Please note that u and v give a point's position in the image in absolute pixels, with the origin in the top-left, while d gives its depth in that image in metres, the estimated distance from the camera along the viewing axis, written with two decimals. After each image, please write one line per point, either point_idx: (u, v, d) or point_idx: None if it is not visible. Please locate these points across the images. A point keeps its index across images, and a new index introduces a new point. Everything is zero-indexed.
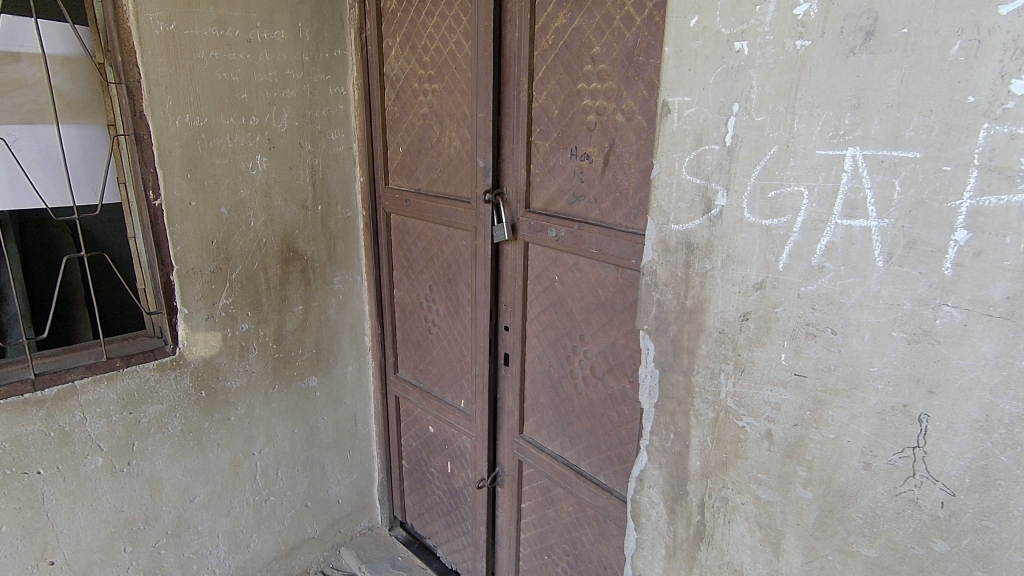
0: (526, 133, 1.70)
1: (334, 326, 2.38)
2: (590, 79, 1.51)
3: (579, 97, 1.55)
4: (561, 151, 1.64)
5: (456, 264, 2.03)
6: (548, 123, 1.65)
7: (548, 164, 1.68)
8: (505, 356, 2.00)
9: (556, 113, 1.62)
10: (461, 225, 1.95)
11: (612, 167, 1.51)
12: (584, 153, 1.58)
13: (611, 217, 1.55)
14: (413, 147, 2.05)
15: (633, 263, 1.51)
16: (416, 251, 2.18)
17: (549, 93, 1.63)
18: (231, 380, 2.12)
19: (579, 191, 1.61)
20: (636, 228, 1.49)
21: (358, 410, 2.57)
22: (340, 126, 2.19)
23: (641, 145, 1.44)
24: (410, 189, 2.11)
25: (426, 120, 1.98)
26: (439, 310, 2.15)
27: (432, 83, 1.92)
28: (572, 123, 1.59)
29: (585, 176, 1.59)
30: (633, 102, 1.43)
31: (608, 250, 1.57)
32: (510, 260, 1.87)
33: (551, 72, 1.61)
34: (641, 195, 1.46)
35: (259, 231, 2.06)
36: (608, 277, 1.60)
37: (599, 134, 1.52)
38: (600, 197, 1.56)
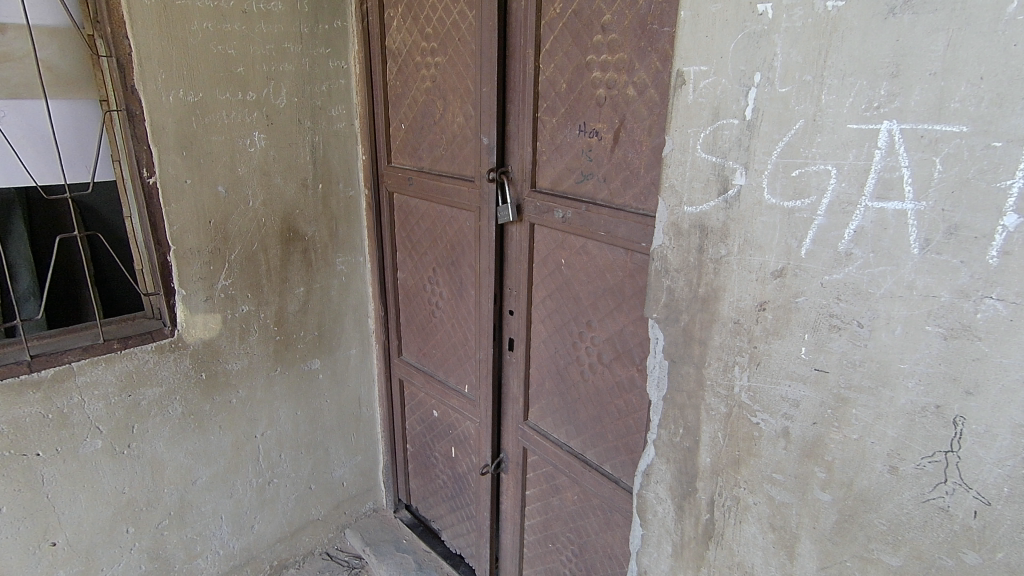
0: (532, 109, 1.62)
1: (336, 308, 2.34)
2: (600, 50, 1.42)
3: (589, 69, 1.46)
4: (569, 128, 1.55)
5: (460, 245, 1.96)
6: (555, 98, 1.56)
7: (556, 142, 1.60)
8: (509, 341, 1.94)
9: (564, 87, 1.53)
10: (465, 205, 1.87)
11: (623, 145, 1.43)
12: (593, 129, 1.49)
13: (621, 198, 1.47)
14: (415, 124, 1.98)
15: (645, 247, 1.43)
16: (419, 232, 2.11)
17: (557, 66, 1.54)
18: (232, 362, 2.09)
19: (588, 170, 1.53)
20: (649, 209, 1.41)
21: (362, 393, 2.54)
22: (341, 102, 2.11)
23: (653, 121, 1.35)
24: (413, 167, 2.04)
25: (429, 95, 1.89)
26: (443, 293, 2.09)
27: (435, 55, 1.83)
28: (580, 98, 1.50)
29: (595, 154, 1.50)
30: (646, 75, 1.34)
31: (618, 233, 1.49)
32: (515, 243, 1.80)
33: (559, 42, 1.52)
34: (653, 175, 1.38)
35: (258, 211, 2.01)
36: (617, 259, 1.52)
37: (609, 109, 1.43)
38: (610, 176, 1.48)
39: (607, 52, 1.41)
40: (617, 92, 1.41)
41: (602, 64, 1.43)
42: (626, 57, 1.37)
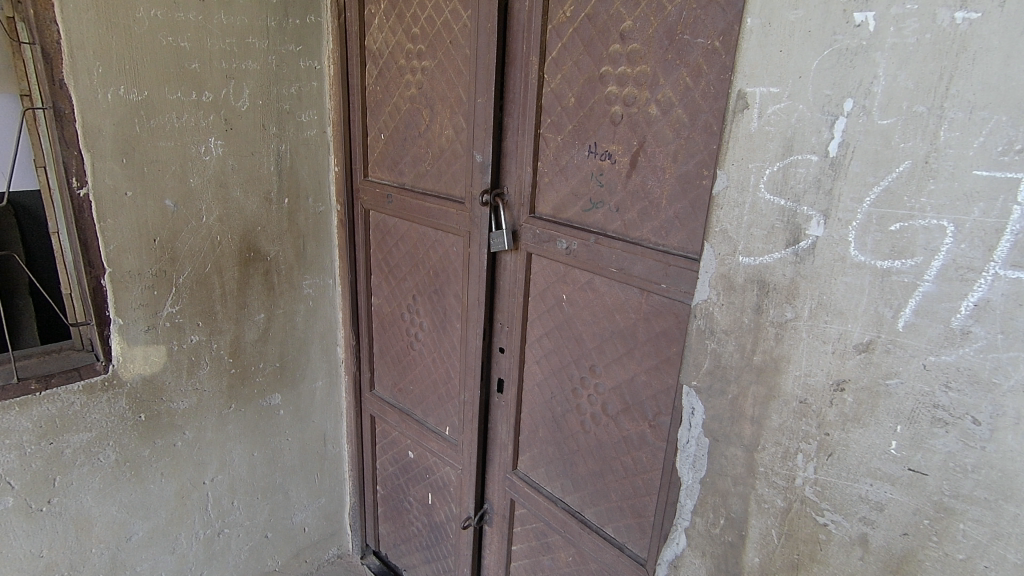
0: (535, 125, 1.42)
1: (301, 337, 2.09)
2: (619, 60, 1.23)
3: (604, 83, 1.27)
4: (576, 149, 1.36)
5: (444, 273, 1.75)
6: (562, 114, 1.37)
7: (561, 163, 1.40)
8: (498, 381, 1.74)
9: (572, 101, 1.34)
10: (452, 229, 1.66)
11: (642, 171, 1.24)
12: (605, 151, 1.30)
13: (637, 231, 1.28)
14: (397, 135, 1.76)
15: (665, 288, 1.24)
16: (398, 256, 1.89)
17: (565, 77, 1.34)
18: (177, 400, 1.82)
19: (598, 197, 1.34)
20: (671, 246, 1.23)
21: (328, 429, 2.28)
22: (312, 106, 1.87)
23: (679, 145, 1.17)
24: (393, 183, 1.81)
25: (414, 103, 1.68)
26: (424, 324, 1.87)
27: (422, 58, 1.62)
28: (592, 115, 1.31)
29: (607, 179, 1.32)
30: (673, 92, 1.16)
31: (632, 271, 1.30)
32: (509, 273, 1.60)
33: (568, 50, 1.32)
34: (678, 207, 1.19)
35: (212, 228, 1.75)
36: (629, 300, 1.34)
37: (627, 129, 1.25)
38: (625, 205, 1.29)
39: (626, 63, 1.22)
40: (637, 110, 1.22)
41: (620, 78, 1.24)
42: (650, 70, 1.19)
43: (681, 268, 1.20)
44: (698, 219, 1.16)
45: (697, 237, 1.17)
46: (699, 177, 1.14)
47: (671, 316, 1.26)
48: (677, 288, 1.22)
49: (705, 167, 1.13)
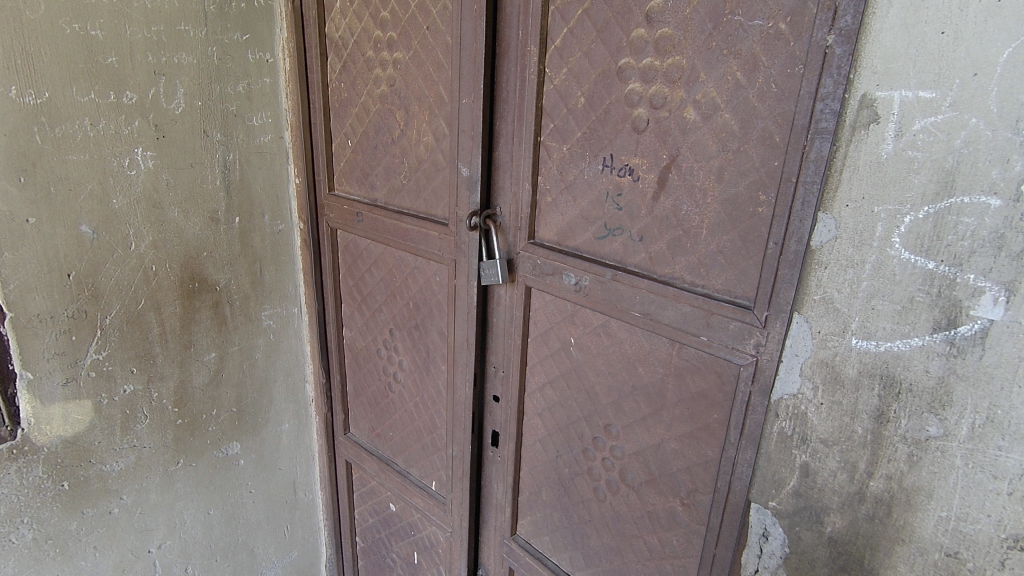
0: (533, 132, 1.15)
1: (262, 375, 1.80)
2: (643, 50, 0.96)
3: (622, 79, 1.00)
4: (586, 162, 1.09)
5: (426, 305, 1.47)
6: (568, 117, 1.09)
7: (566, 179, 1.13)
8: (493, 433, 1.47)
9: (581, 103, 1.06)
10: (433, 256, 1.38)
11: (673, 193, 0.97)
12: (624, 165, 1.03)
13: (667, 267, 1.01)
14: (366, 141, 1.47)
15: (704, 341, 0.98)
16: (372, 284, 1.60)
17: (572, 71, 1.06)
18: (110, 462, 1.53)
19: (615, 222, 1.07)
20: (711, 288, 0.96)
21: (299, 475, 2.00)
22: (264, 107, 1.57)
23: (725, 161, 0.90)
24: (364, 199, 1.53)
25: (386, 104, 1.39)
26: (404, 363, 1.60)
27: (393, 49, 1.33)
28: (607, 119, 1.03)
29: (626, 201, 1.04)
30: (718, 92, 0.89)
31: (660, 317, 1.03)
32: (503, 309, 1.33)
33: (575, 38, 1.05)
34: (723, 239, 0.93)
35: (144, 257, 1.45)
36: (656, 351, 1.07)
37: (654, 138, 0.98)
38: (651, 234, 1.02)
39: (652, 54, 0.95)
40: (667, 114, 0.95)
41: (644, 73, 0.97)
42: (685, 62, 0.91)
43: (726, 318, 0.94)
44: (751, 256, 0.90)
45: (749, 278, 0.91)
46: (753, 202, 0.88)
47: (712, 374, 0.99)
48: (721, 343, 0.96)
49: (762, 190, 0.87)
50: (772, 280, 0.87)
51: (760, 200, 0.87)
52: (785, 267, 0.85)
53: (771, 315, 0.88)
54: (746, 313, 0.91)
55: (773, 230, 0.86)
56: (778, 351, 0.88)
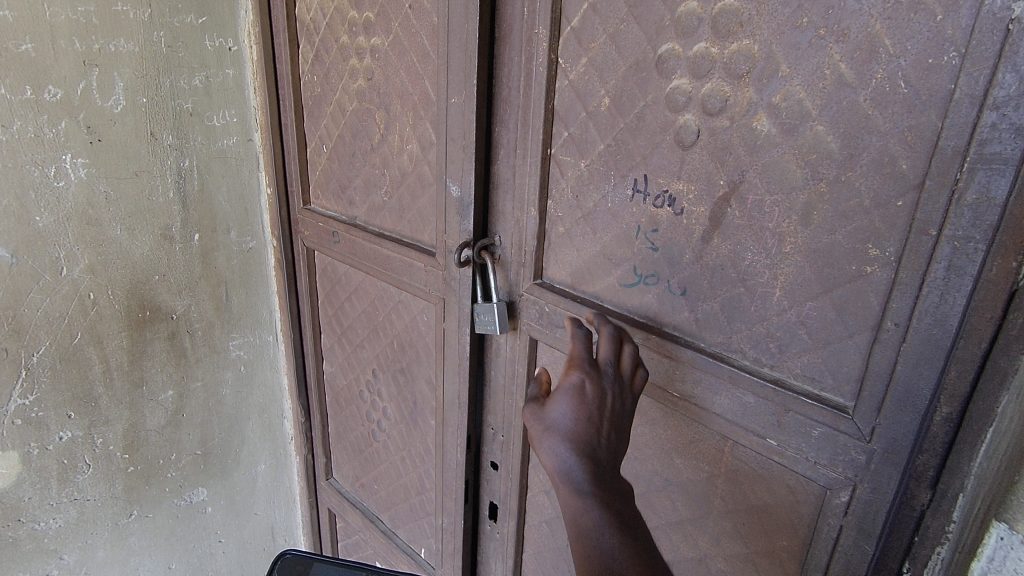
0: (541, 142, 0.87)
1: (232, 413, 1.56)
2: (695, 30, 0.67)
3: (664, 72, 0.71)
4: (611, 185, 0.80)
5: (412, 348, 1.21)
6: (586, 124, 0.81)
7: (584, 205, 0.84)
8: (490, 504, 1.20)
9: (605, 104, 0.78)
10: (418, 292, 1.11)
11: (732, 234, 0.69)
12: (661, 191, 0.74)
13: (720, 335, 0.73)
14: (344, 148, 1.22)
15: (771, 446, 0.70)
16: (352, 315, 1.35)
17: (594, 61, 0.78)
18: (45, 519, 1.32)
19: (648, 266, 0.78)
20: (785, 373, 0.68)
21: (278, 520, 1.76)
22: (228, 105, 1.32)
23: (814, 194, 0.61)
24: (342, 216, 1.27)
25: (364, 102, 1.13)
26: (389, 411, 1.34)
27: (371, 34, 1.07)
28: (641, 127, 0.75)
29: (662, 240, 0.76)
30: (807, 91, 0.60)
31: (708, 404, 0.75)
32: (502, 361, 1.05)
33: (599, 14, 0.76)
34: (806, 306, 0.64)
35: (79, 284, 1.22)
36: (700, 442, 0.79)
37: (707, 156, 0.69)
38: (698, 288, 0.73)
39: (706, 36, 0.66)
40: (727, 123, 0.66)
41: (694, 63, 0.68)
42: (756, 47, 0.63)
43: (809, 419, 0.66)
44: (851, 334, 0.61)
45: (850, 364, 0.62)
46: (858, 258, 0.60)
47: (782, 487, 0.71)
48: (798, 454, 0.68)
49: (875, 240, 0.58)
50: (886, 376, 0.59)
51: (870, 255, 0.59)
52: (907, 363, 0.57)
53: (879, 425, 0.60)
54: (838, 416, 0.63)
55: (892, 304, 0.57)
56: (893, 478, 0.60)
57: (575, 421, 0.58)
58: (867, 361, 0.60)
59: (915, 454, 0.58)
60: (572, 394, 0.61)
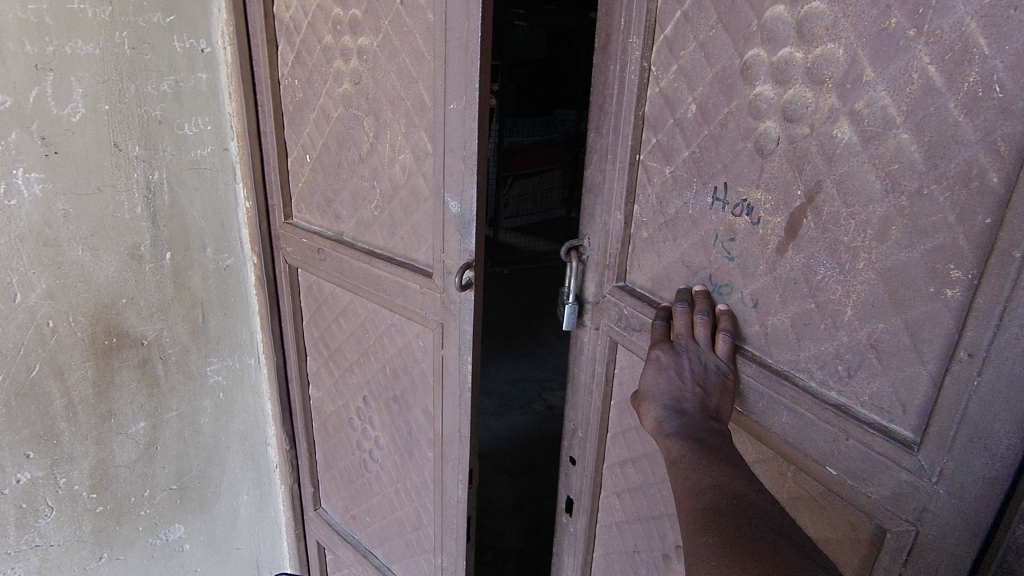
0: (629, 148, 0.78)
1: (212, 444, 1.44)
2: (782, 35, 0.59)
3: (745, 81, 0.63)
4: (691, 192, 0.72)
5: (406, 375, 1.11)
6: (674, 133, 0.73)
7: (664, 211, 0.76)
8: (566, 497, 1.07)
9: (692, 112, 0.70)
10: (413, 315, 1.02)
11: (806, 247, 0.61)
12: (740, 202, 0.66)
13: (789, 355, 0.65)
14: (328, 157, 1.12)
15: (830, 476, 0.62)
16: (339, 338, 1.25)
17: (682, 69, 0.70)
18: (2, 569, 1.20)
19: (723, 276, 0.70)
20: (851, 398, 0.60)
21: (264, 554, 1.65)
22: (201, 112, 1.22)
23: (893, 208, 0.53)
24: (327, 232, 1.17)
25: (350, 108, 1.04)
26: (382, 441, 1.24)
27: (358, 33, 0.98)
28: (722, 137, 0.67)
29: (739, 250, 0.67)
30: (895, 97, 0.52)
31: (766, 425, 0.68)
32: (586, 358, 0.94)
33: (686, 19, 0.69)
34: (878, 329, 0.56)
35: (34, 311, 1.10)
36: (762, 463, 0.71)
37: (788, 168, 0.61)
38: (773, 303, 0.65)
39: (790, 42, 0.59)
40: (807, 130, 0.59)
41: (779, 69, 0.60)
42: (839, 50, 0.55)
43: (871, 451, 0.58)
44: (921, 362, 0.54)
45: (922, 396, 0.54)
46: (934, 279, 0.52)
47: (841, 521, 0.64)
48: (858, 486, 0.60)
49: (959, 261, 0.50)
50: (961, 413, 0.51)
51: (949, 277, 0.50)
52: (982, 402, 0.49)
53: (946, 466, 0.52)
54: (902, 448, 0.55)
55: (967, 332, 0.49)
56: (957, 527, 0.52)
57: (665, 395, 0.67)
58: (938, 392, 0.53)
59: (1000, 511, 0.50)
60: (654, 370, 0.69)
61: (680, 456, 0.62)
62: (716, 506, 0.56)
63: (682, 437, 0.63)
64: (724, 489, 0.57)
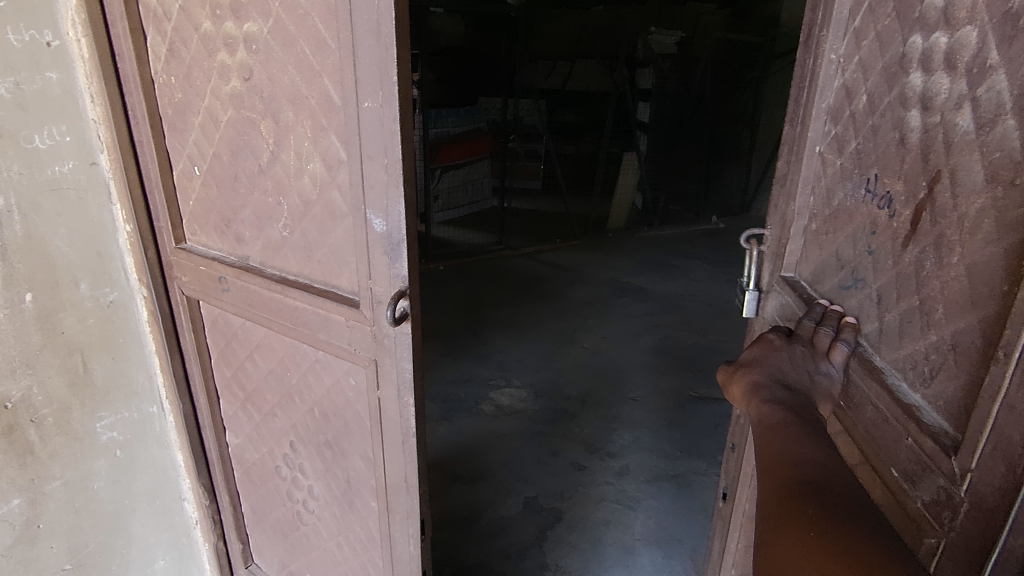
0: (812, 138, 0.86)
1: (115, 511, 1.21)
2: (933, 21, 0.61)
3: (904, 71, 0.66)
4: (851, 182, 0.77)
5: (338, 417, 0.96)
6: (848, 124, 0.78)
7: (831, 203, 0.83)
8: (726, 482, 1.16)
9: (863, 104, 0.75)
10: (339, 351, 0.87)
11: (922, 240, 0.61)
12: (883, 192, 0.70)
13: (894, 353, 0.67)
14: (221, 169, 0.94)
15: (897, 478, 0.62)
16: (257, 378, 1.08)
17: (861, 60, 0.75)
18: None
19: (862, 269, 0.74)
20: (928, 401, 0.61)
21: None
22: (58, 119, 0.99)
23: (988, 201, 0.53)
24: (230, 257, 0.99)
25: (242, 110, 0.86)
26: (317, 490, 1.08)
27: (243, 19, 0.81)
28: (879, 130, 0.71)
29: (877, 243, 0.71)
30: (1011, 81, 0.50)
31: (860, 420, 0.70)
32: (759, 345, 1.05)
33: (873, 13, 0.73)
34: (954, 327, 0.57)
35: None
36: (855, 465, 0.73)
37: (920, 157, 0.62)
38: (891, 298, 0.68)
39: (941, 27, 0.59)
40: (938, 118, 0.59)
41: (928, 57, 0.61)
42: (973, 33, 0.55)
43: (922, 451, 0.58)
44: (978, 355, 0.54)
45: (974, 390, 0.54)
46: (1006, 278, 0.50)
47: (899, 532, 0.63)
48: (909, 489, 0.60)
49: None
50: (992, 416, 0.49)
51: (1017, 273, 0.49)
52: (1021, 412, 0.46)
53: (972, 474, 0.51)
54: (940, 450, 0.55)
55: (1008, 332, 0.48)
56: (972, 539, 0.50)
57: (767, 370, 0.75)
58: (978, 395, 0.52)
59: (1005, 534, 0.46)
60: (760, 350, 0.79)
61: (773, 422, 0.68)
62: (807, 480, 0.58)
63: (776, 408, 0.69)
64: (821, 468, 0.60)
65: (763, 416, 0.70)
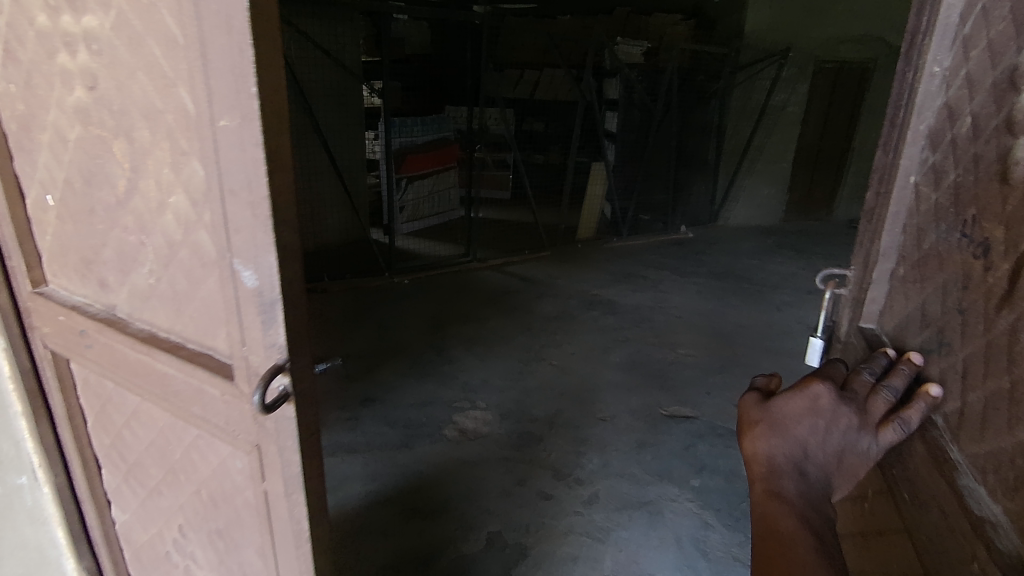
0: (903, 165, 0.82)
1: None
2: None
3: (1015, 89, 0.62)
4: (946, 224, 0.74)
5: (227, 504, 0.78)
6: (947, 150, 0.74)
7: (921, 246, 0.79)
8: None
9: (967, 127, 0.71)
10: (218, 431, 0.69)
11: (1017, 306, 0.58)
12: (980, 238, 0.66)
13: (974, 445, 0.64)
14: (76, 198, 0.75)
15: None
16: (136, 448, 0.89)
17: (968, 74, 0.71)
18: None
19: (948, 332, 0.71)
20: (991, 504, 0.60)
21: None
22: None
23: None
24: (92, 306, 0.80)
25: (91, 125, 0.68)
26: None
27: (82, 12, 0.63)
28: (981, 159, 0.67)
29: (967, 302, 0.68)
30: None
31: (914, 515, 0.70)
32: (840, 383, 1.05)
33: (986, 17, 0.68)
34: None
35: None
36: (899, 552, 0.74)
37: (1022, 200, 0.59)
38: (979, 374, 0.65)
39: None
40: None
41: None
42: None
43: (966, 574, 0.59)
44: None
45: None
46: None
47: None
48: None
49: None
50: None
51: None
52: None
53: None
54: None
55: None
56: None
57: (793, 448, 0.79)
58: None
59: None
60: (799, 402, 0.80)
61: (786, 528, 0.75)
62: None
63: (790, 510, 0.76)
64: None
65: (779, 512, 0.76)
